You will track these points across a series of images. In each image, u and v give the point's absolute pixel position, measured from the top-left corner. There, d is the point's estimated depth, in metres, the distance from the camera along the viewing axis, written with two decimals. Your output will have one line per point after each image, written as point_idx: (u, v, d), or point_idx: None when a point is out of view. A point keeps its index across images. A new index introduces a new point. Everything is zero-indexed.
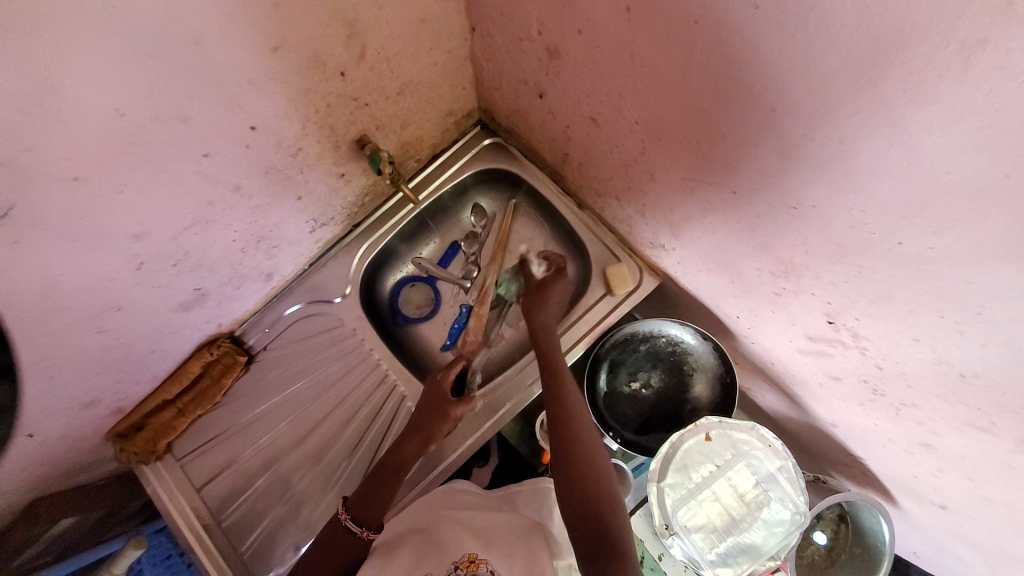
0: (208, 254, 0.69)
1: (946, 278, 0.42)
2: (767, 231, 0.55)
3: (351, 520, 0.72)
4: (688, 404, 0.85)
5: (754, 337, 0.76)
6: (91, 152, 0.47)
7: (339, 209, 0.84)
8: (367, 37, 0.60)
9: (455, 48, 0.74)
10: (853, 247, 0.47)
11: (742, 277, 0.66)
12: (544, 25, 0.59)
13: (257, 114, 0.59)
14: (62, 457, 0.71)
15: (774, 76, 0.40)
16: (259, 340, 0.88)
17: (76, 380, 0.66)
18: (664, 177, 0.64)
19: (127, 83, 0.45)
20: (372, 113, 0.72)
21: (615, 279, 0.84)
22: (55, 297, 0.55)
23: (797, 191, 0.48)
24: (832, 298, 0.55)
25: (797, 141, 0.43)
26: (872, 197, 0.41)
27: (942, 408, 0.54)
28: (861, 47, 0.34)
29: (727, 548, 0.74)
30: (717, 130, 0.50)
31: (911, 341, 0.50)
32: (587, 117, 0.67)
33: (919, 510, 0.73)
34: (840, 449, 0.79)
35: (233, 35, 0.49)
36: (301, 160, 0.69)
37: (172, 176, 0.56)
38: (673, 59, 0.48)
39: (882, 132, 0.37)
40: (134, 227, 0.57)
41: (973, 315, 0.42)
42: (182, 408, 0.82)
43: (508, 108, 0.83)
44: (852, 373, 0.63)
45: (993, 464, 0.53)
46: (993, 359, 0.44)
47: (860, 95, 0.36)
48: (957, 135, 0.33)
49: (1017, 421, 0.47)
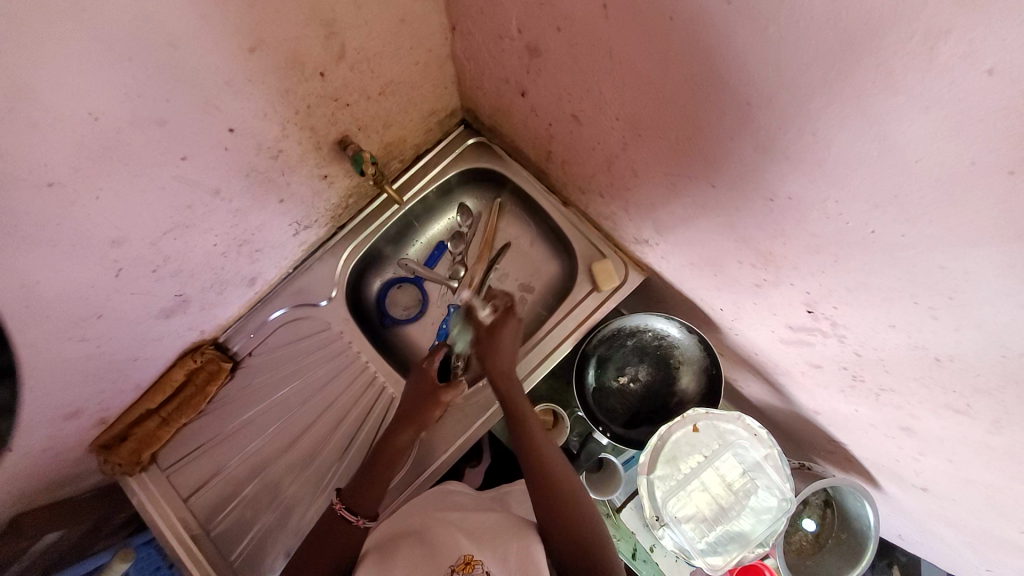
0: (189, 259, 0.68)
1: (919, 265, 0.43)
2: (747, 224, 0.56)
3: (346, 509, 0.72)
4: (676, 397, 0.86)
5: (738, 328, 0.77)
6: (66, 158, 0.46)
7: (322, 211, 0.84)
8: (346, 37, 0.60)
9: (435, 47, 0.74)
10: (829, 236, 0.48)
11: (724, 269, 0.67)
12: (524, 23, 0.59)
13: (235, 117, 0.58)
14: (43, 470, 0.70)
15: (748, 71, 0.41)
16: (243, 345, 0.87)
17: (55, 391, 0.64)
18: (645, 172, 0.65)
19: (101, 86, 0.44)
20: (353, 114, 0.71)
21: (600, 276, 0.85)
22: (32, 306, 0.54)
23: (773, 183, 0.48)
24: (811, 288, 0.56)
25: (772, 134, 0.44)
26: (846, 187, 0.42)
27: (920, 392, 0.56)
28: (830, 40, 0.34)
29: (717, 536, 0.76)
30: (695, 125, 0.51)
31: (887, 327, 0.51)
32: (568, 114, 0.68)
33: (902, 493, 0.75)
34: (824, 436, 0.80)
35: (210, 36, 0.49)
36: (282, 162, 0.69)
37: (150, 181, 0.55)
38: (650, 55, 0.48)
39: (853, 123, 0.37)
40: (112, 233, 0.56)
41: (946, 300, 0.43)
42: (166, 418, 0.81)
43: (490, 106, 0.83)
44: (833, 361, 0.64)
45: (970, 444, 0.55)
46: (966, 341, 0.45)
47: (831, 88, 0.37)
48: (926, 124, 0.34)
49: (991, 401, 0.48)
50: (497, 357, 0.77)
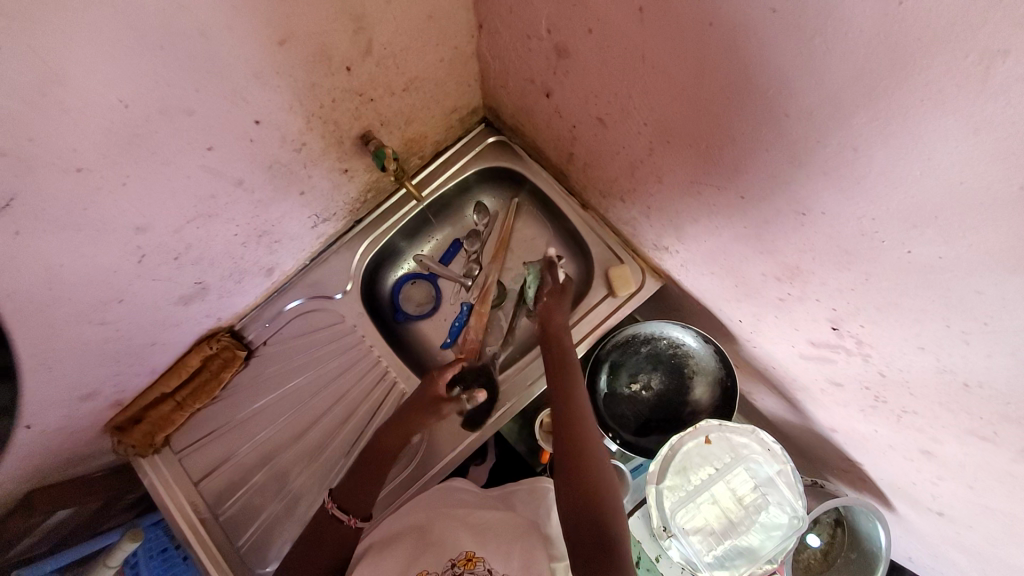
0: (210, 248, 0.68)
1: (953, 288, 0.41)
2: (773, 237, 0.55)
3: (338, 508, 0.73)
4: (688, 407, 0.85)
5: (756, 341, 0.76)
6: (94, 145, 0.46)
7: (342, 205, 0.84)
8: (374, 32, 0.60)
9: (462, 45, 0.73)
10: (859, 253, 0.47)
11: (747, 282, 0.66)
12: (554, 23, 0.59)
13: (261, 108, 0.58)
14: (59, 449, 0.71)
15: (787, 81, 0.40)
16: (258, 335, 0.87)
17: (75, 373, 0.65)
18: (669, 179, 0.64)
19: (131, 74, 0.44)
20: (377, 109, 0.71)
21: (617, 281, 0.84)
22: (54, 289, 0.54)
23: (805, 196, 0.47)
24: (837, 305, 0.55)
25: (807, 145, 0.43)
26: (880, 204, 0.41)
27: (944, 416, 0.54)
28: (877, 52, 0.33)
29: (725, 550, 0.74)
30: (725, 133, 0.50)
31: (915, 349, 0.50)
32: (594, 117, 0.67)
33: (916, 516, 0.73)
34: (838, 454, 0.79)
35: (239, 27, 0.48)
36: (305, 155, 0.69)
37: (175, 170, 0.55)
38: (685, 61, 0.47)
39: (896, 140, 0.36)
40: (136, 219, 0.56)
41: (980, 326, 0.42)
42: (180, 402, 0.81)
43: (514, 106, 0.82)
44: (854, 380, 0.62)
45: (992, 473, 0.54)
46: (999, 369, 0.44)
47: (874, 102, 0.36)
48: (974, 144, 0.32)
49: (1020, 431, 0.47)
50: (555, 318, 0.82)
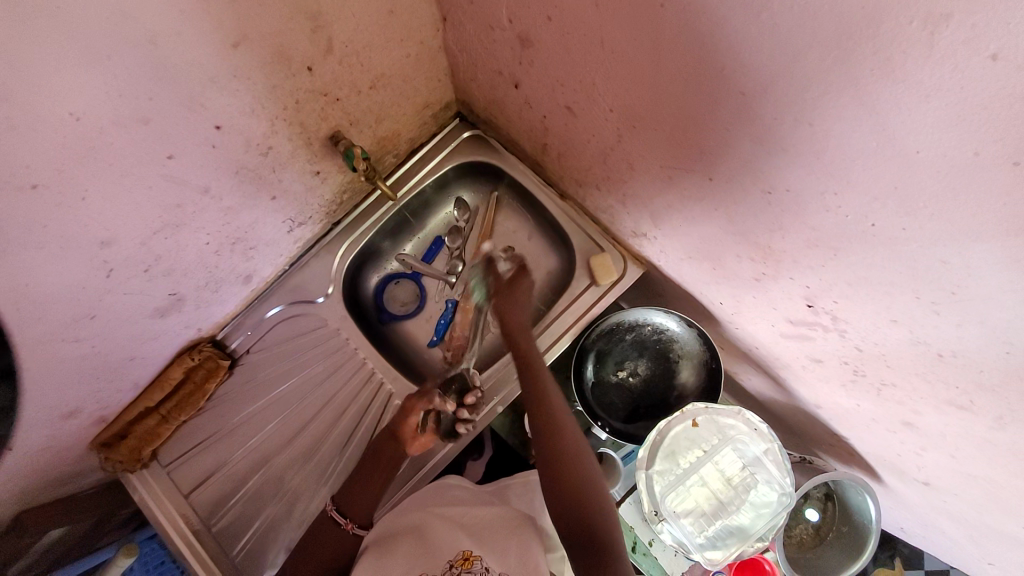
0: (182, 258, 0.67)
1: (921, 259, 0.41)
2: (745, 218, 0.55)
3: (336, 510, 0.73)
4: (675, 391, 0.85)
5: (737, 322, 0.76)
6: (49, 159, 0.46)
7: (317, 207, 0.83)
8: (333, 30, 0.59)
9: (427, 39, 0.72)
10: (828, 230, 0.47)
11: (724, 263, 0.66)
12: (514, 12, 0.58)
13: (222, 113, 0.57)
14: (44, 468, 0.70)
15: (743, 60, 0.40)
16: (241, 343, 0.87)
17: (53, 392, 0.64)
18: (641, 165, 0.63)
19: (81, 86, 0.44)
20: (344, 108, 0.70)
21: (599, 270, 0.84)
22: (23, 308, 0.53)
23: (771, 175, 0.47)
24: (811, 282, 0.55)
25: (768, 124, 0.43)
26: (846, 181, 0.41)
27: (921, 387, 0.55)
28: (828, 26, 0.33)
29: (716, 531, 0.75)
30: (689, 116, 0.50)
31: (888, 322, 0.50)
32: (563, 106, 0.66)
33: (904, 487, 0.74)
34: (824, 429, 0.80)
35: (190, 31, 0.48)
36: (273, 159, 0.68)
37: (138, 180, 0.55)
38: (641, 45, 0.47)
39: (853, 114, 0.36)
40: (101, 233, 0.55)
41: (949, 296, 0.42)
42: (166, 416, 0.81)
43: (485, 98, 0.81)
44: (833, 356, 0.63)
45: (972, 440, 0.54)
46: (970, 337, 0.44)
47: (828, 77, 0.36)
48: (928, 113, 0.32)
49: (994, 397, 0.47)
50: (515, 307, 0.79)
